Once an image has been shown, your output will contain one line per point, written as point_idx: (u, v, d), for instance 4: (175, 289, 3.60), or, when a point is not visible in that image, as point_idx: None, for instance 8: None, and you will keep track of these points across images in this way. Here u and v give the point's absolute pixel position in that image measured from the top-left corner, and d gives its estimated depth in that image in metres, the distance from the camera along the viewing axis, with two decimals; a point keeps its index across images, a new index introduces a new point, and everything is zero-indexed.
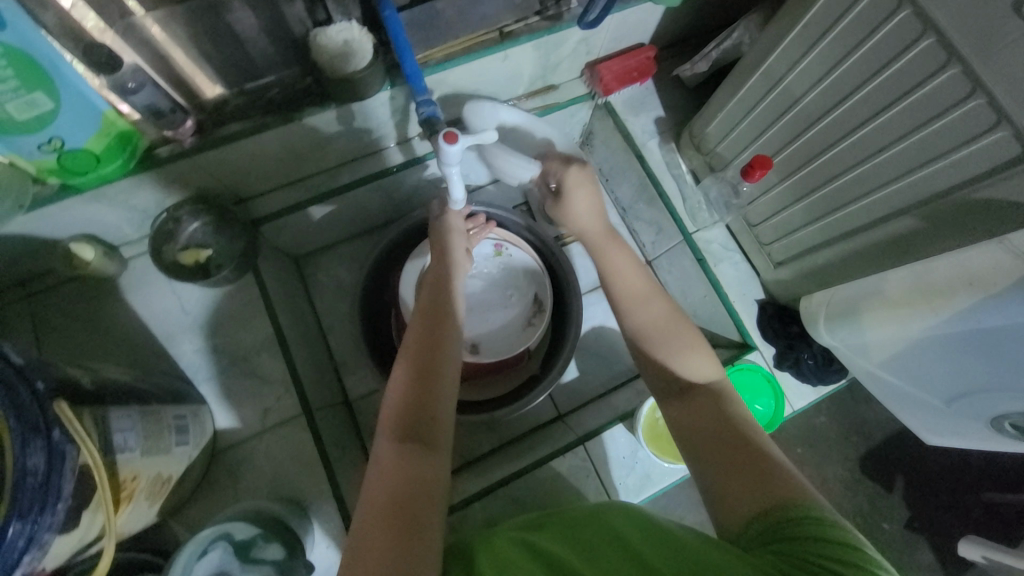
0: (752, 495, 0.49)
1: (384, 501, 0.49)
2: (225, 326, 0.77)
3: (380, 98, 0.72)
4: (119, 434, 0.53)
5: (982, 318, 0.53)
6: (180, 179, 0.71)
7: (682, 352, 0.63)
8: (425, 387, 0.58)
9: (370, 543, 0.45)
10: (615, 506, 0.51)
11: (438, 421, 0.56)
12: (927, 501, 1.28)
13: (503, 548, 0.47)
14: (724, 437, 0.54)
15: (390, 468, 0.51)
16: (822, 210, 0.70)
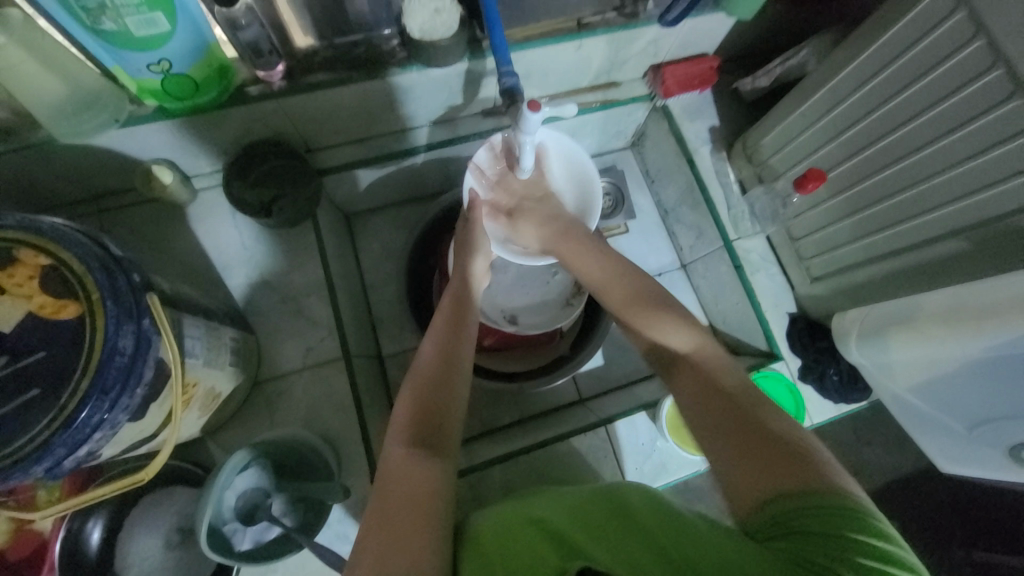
0: (764, 480, 0.47)
1: (395, 501, 0.51)
2: (279, 265, 0.80)
3: (458, 67, 0.75)
4: (189, 339, 0.56)
5: (1023, 342, 0.56)
6: (261, 120, 0.74)
7: (666, 323, 0.64)
8: (437, 399, 0.61)
9: (379, 543, 0.48)
10: (632, 488, 0.52)
11: (448, 427, 0.60)
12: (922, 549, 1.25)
13: (517, 529, 0.51)
14: (721, 422, 0.53)
15: (402, 471, 0.54)
16: (869, 228, 0.72)
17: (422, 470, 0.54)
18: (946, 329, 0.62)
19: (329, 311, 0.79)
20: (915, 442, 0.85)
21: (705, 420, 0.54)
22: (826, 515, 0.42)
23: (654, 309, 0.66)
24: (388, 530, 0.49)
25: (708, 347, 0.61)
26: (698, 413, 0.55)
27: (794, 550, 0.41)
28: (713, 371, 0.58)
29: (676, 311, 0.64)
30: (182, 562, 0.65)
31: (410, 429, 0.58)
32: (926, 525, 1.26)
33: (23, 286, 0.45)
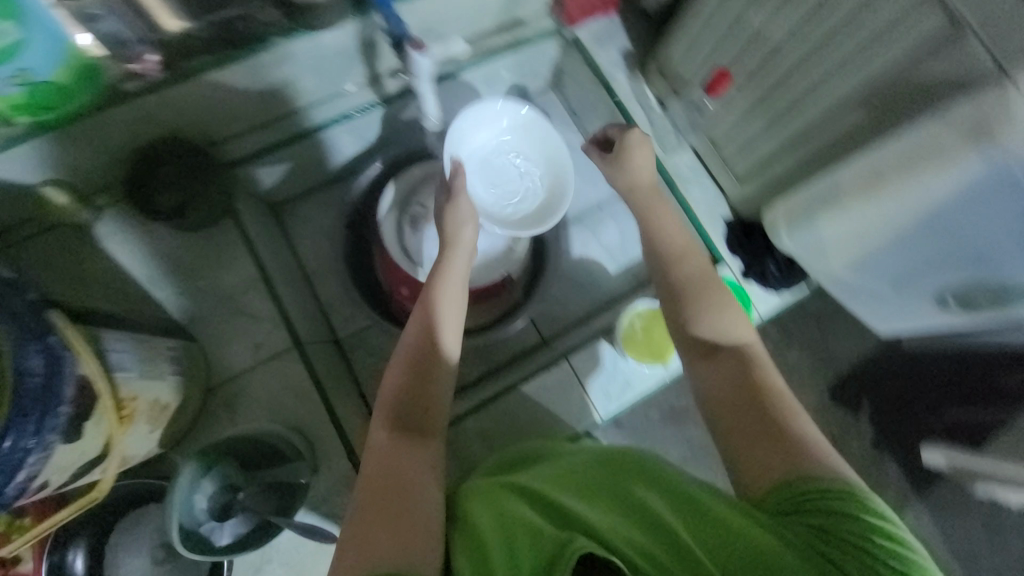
0: (775, 462, 0.56)
1: (380, 485, 0.55)
2: (209, 267, 0.77)
3: (346, 29, 0.72)
4: (115, 353, 0.54)
5: (931, 190, 0.59)
6: (149, 118, 0.71)
7: (730, 317, 0.68)
8: (421, 386, 0.64)
9: (365, 524, 0.51)
10: (633, 461, 0.60)
11: (432, 412, 0.64)
12: (891, 419, 1.36)
13: (512, 505, 0.54)
14: (756, 423, 0.59)
15: (386, 455, 0.58)
16: (778, 117, 0.74)
17: (405, 454, 0.59)
18: (869, 199, 0.64)
19: (272, 304, 0.77)
20: (851, 311, 0.91)
21: (726, 407, 0.62)
22: (827, 499, 0.51)
23: (682, 298, 0.71)
24: (373, 514, 0.52)
25: (756, 349, 0.66)
26: (723, 402, 0.62)
27: (817, 527, 0.50)
28: (754, 368, 0.63)
29: (724, 296, 0.69)
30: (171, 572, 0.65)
31: (393, 415, 0.62)
32: (892, 397, 1.36)
33: None
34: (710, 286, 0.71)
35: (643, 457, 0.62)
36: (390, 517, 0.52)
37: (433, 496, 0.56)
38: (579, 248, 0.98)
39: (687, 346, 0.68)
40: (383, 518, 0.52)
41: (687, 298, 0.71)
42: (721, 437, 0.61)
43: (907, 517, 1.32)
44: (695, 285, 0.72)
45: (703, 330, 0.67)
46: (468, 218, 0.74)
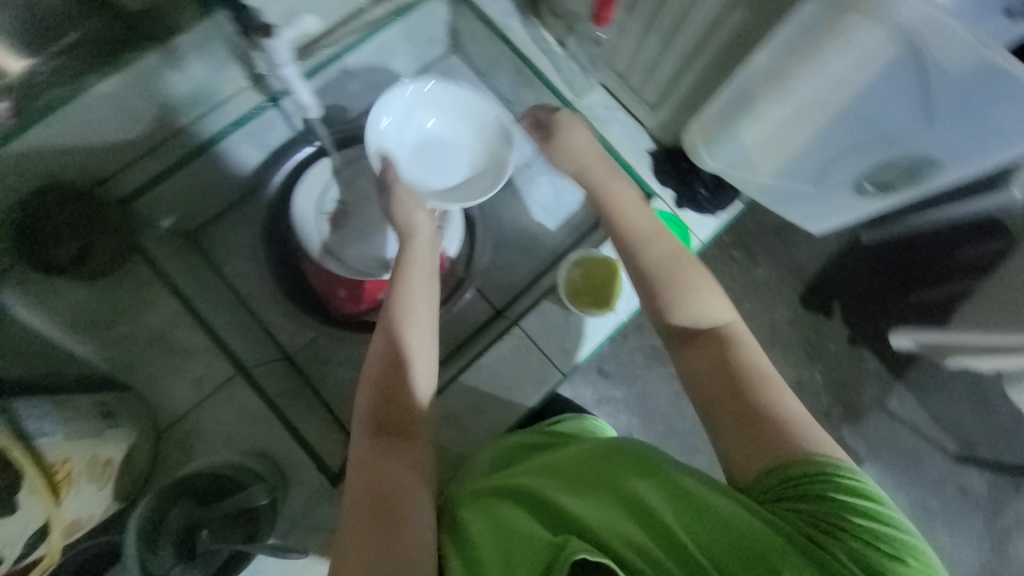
0: (761, 441, 0.54)
1: (367, 499, 0.55)
2: (130, 312, 0.74)
3: (205, 29, 0.67)
4: (30, 420, 0.52)
5: (833, 67, 0.58)
6: (13, 169, 0.64)
7: (709, 298, 0.65)
8: (396, 399, 0.64)
9: (354, 540, 0.52)
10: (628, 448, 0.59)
11: (413, 417, 0.64)
12: (864, 315, 1.38)
13: (510, 512, 0.55)
14: (733, 392, 0.58)
15: (370, 467, 0.58)
16: (671, 33, 0.71)
17: (391, 465, 0.58)
18: (776, 93, 0.64)
19: (202, 335, 0.74)
20: (781, 215, 0.94)
21: (714, 389, 0.59)
22: (817, 487, 0.50)
23: (660, 277, 0.67)
24: (364, 532, 0.52)
25: (738, 328, 0.64)
26: (708, 376, 0.60)
27: (801, 514, 0.49)
28: (737, 347, 0.61)
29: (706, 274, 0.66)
30: None
31: (377, 422, 0.62)
32: (859, 293, 1.38)
33: None
34: (685, 267, 0.67)
35: (641, 442, 0.60)
36: (377, 534, 0.52)
37: (425, 512, 0.55)
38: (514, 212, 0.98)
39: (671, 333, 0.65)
40: (373, 535, 0.51)
41: (664, 281, 0.66)
42: (707, 411, 0.59)
43: (894, 403, 1.36)
44: (666, 264, 0.68)
45: (696, 312, 0.64)
46: (416, 208, 0.80)
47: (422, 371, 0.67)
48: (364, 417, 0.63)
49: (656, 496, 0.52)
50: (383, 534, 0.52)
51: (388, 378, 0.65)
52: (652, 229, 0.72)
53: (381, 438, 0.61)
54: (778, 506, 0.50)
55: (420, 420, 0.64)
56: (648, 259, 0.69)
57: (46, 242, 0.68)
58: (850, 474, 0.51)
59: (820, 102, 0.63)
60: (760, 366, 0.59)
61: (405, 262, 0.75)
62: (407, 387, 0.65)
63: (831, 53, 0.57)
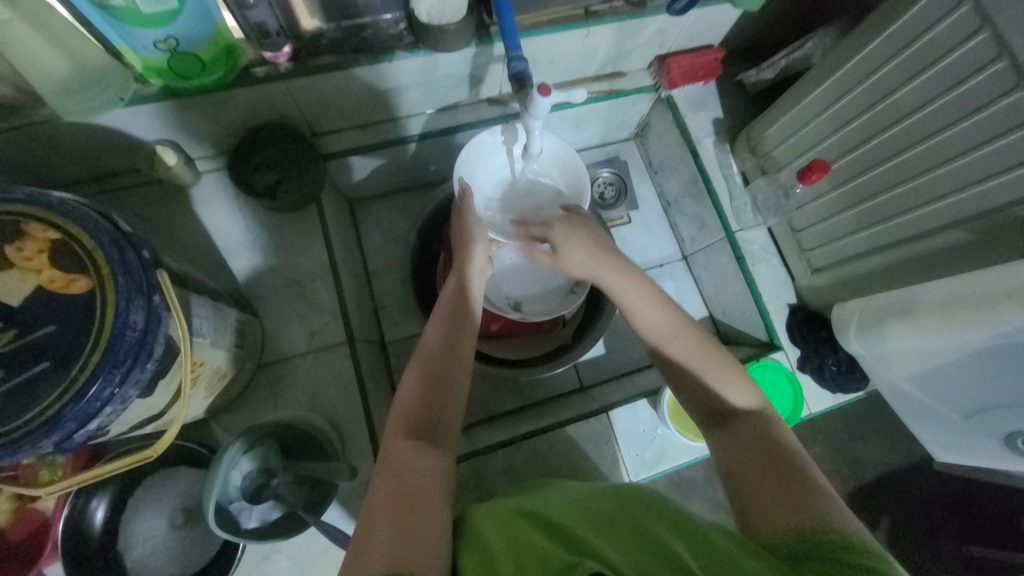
0: (793, 514, 0.47)
1: (393, 490, 0.49)
2: (282, 249, 0.80)
3: (465, 52, 0.74)
4: (196, 318, 0.56)
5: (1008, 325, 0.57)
6: (267, 102, 0.73)
7: (730, 386, 0.60)
8: (434, 393, 0.59)
9: (376, 530, 0.45)
10: (647, 501, 0.53)
11: (450, 425, 0.58)
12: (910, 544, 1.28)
13: (523, 534, 0.48)
14: (774, 475, 0.51)
15: (403, 462, 0.51)
16: (873, 218, 0.72)
17: (417, 460, 0.52)
18: (942, 319, 0.63)
19: (333, 296, 0.79)
20: (911, 430, 0.87)
21: (754, 482, 0.52)
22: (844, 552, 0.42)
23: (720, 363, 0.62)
24: (383, 521, 0.46)
25: (763, 416, 0.58)
26: (745, 461, 0.54)
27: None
28: (764, 435, 0.56)
29: (737, 363, 0.62)
30: (186, 542, 0.65)
31: (411, 421, 0.57)
32: (910, 520, 1.29)
33: (33, 260, 0.44)
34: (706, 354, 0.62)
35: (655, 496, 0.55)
36: (397, 527, 0.45)
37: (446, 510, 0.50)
38: None
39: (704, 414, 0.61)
40: (392, 523, 0.45)
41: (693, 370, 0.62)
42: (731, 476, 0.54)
43: None
44: (659, 338, 0.64)
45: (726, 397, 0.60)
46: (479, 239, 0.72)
47: (464, 377, 0.62)
48: (398, 412, 0.57)
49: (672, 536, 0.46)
50: (411, 525, 0.45)
51: (433, 377, 0.60)
52: (672, 328, 0.64)
53: (414, 439, 0.55)
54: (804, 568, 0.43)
55: (452, 427, 0.58)
56: (716, 366, 0.62)
57: (258, 187, 0.77)
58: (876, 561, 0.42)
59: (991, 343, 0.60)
60: (803, 464, 0.52)
61: (467, 264, 0.70)
62: (451, 396, 0.59)
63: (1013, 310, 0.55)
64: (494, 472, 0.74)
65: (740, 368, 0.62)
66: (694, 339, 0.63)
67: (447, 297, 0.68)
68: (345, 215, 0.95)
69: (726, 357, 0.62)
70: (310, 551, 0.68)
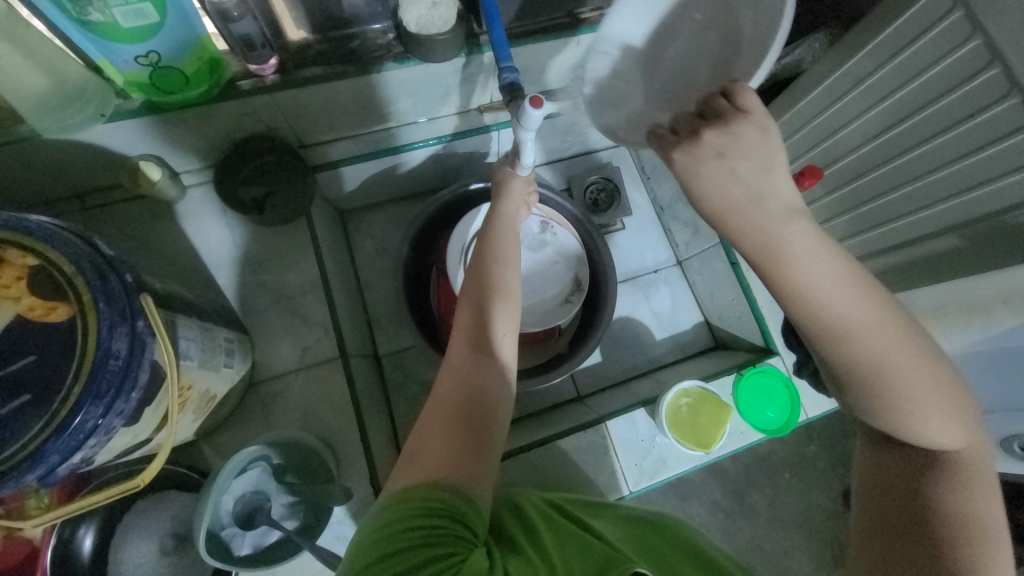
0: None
1: (451, 405, 0.51)
2: (272, 264, 0.79)
3: (454, 62, 0.73)
4: (183, 341, 0.54)
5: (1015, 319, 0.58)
6: (253, 115, 0.72)
7: (933, 410, 0.47)
8: (488, 318, 0.57)
9: (432, 439, 0.49)
10: (674, 533, 0.55)
11: (506, 339, 0.57)
12: None
13: (566, 538, 0.49)
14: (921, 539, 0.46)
15: (459, 377, 0.53)
16: (867, 224, 0.72)
17: (477, 375, 0.53)
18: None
19: (325, 311, 0.78)
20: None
21: (892, 523, 0.48)
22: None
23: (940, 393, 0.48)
24: (442, 433, 0.50)
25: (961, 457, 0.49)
26: (894, 484, 0.51)
27: None
28: (949, 483, 0.48)
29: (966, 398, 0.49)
30: (178, 567, 0.64)
31: (472, 333, 0.56)
32: None
33: (11, 288, 0.43)
34: (942, 386, 0.48)
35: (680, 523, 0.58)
36: (453, 442, 0.49)
37: (504, 422, 0.53)
38: (627, 308, 1.00)
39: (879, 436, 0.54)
40: (446, 439, 0.49)
41: (891, 381, 0.47)
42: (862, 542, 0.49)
43: None
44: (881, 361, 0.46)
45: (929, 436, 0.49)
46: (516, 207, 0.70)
47: (513, 317, 0.58)
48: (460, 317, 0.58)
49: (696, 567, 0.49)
50: (463, 445, 0.49)
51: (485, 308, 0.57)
52: (908, 357, 0.46)
53: (474, 350, 0.55)
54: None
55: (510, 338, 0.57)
56: (926, 393, 0.48)
57: (246, 200, 0.76)
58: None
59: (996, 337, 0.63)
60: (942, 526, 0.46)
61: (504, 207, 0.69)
62: (506, 313, 0.58)
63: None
64: None
65: (964, 403, 0.49)
66: (911, 351, 0.46)
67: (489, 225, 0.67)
68: (336, 227, 0.93)
69: (958, 390, 0.49)
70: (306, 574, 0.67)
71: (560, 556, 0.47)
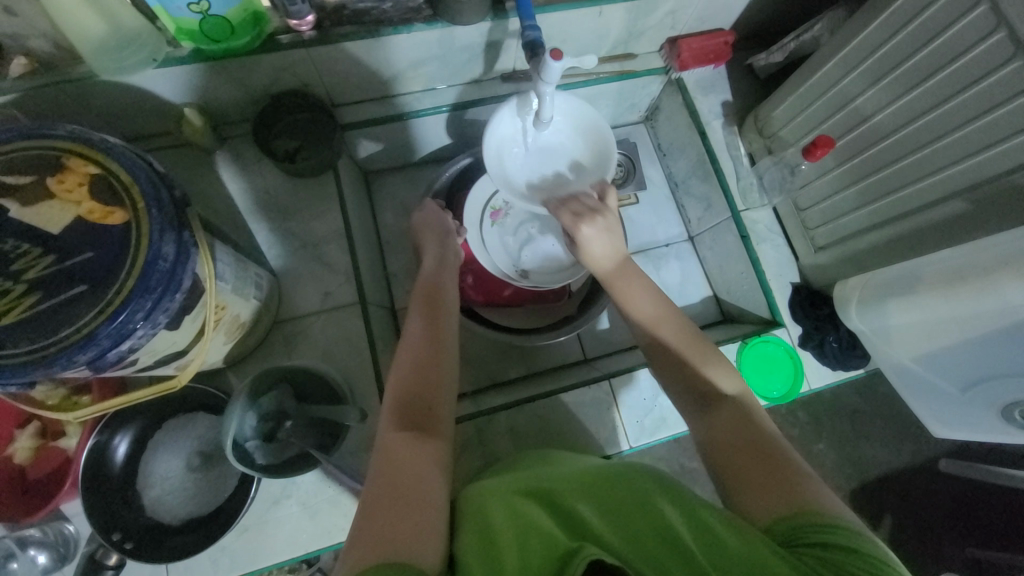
0: (778, 497, 0.48)
1: (395, 477, 0.48)
2: (299, 213, 0.83)
3: (481, 26, 0.77)
4: (220, 263, 0.59)
5: (1006, 295, 0.57)
6: (290, 70, 0.76)
7: (715, 371, 0.62)
8: (426, 376, 0.59)
9: (377, 516, 0.44)
10: (644, 476, 0.51)
11: (438, 408, 0.58)
12: (910, 542, 1.28)
13: (532, 509, 0.48)
14: (757, 458, 0.52)
15: (399, 453, 0.51)
16: (874, 194, 0.74)
17: (413, 445, 0.52)
18: (943, 293, 0.63)
19: (347, 260, 0.82)
20: (909, 406, 0.88)
21: (741, 473, 0.52)
22: (828, 532, 0.44)
23: (704, 353, 0.63)
24: (387, 504, 0.45)
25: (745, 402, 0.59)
26: (725, 455, 0.54)
27: (806, 556, 0.42)
28: (751, 423, 0.56)
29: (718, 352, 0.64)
30: (202, 483, 0.69)
31: (399, 406, 0.56)
32: (913, 519, 1.29)
33: (74, 193, 0.47)
34: (693, 347, 0.63)
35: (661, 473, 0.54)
36: (400, 511, 0.45)
37: (439, 485, 0.50)
38: None
39: (691, 399, 0.61)
40: (381, 507, 0.45)
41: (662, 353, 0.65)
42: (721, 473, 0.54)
43: None
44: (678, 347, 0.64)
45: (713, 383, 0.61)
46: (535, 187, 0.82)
47: (449, 369, 0.62)
48: (393, 398, 0.57)
49: (674, 521, 0.45)
50: (406, 510, 0.45)
51: (432, 340, 0.63)
52: (658, 320, 0.66)
53: (404, 427, 0.54)
54: (800, 552, 0.43)
55: (442, 411, 0.57)
56: (694, 352, 0.63)
57: (280, 155, 0.81)
58: (852, 536, 0.44)
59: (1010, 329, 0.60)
60: (779, 444, 0.54)
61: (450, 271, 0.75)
62: (435, 380, 0.60)
63: (1007, 284, 0.57)
64: (497, 433, 0.77)
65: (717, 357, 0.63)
66: (683, 336, 0.64)
67: (425, 290, 0.71)
68: (360, 187, 0.98)
69: (703, 350, 0.64)
70: (316, 501, 0.71)
71: (520, 548, 0.43)
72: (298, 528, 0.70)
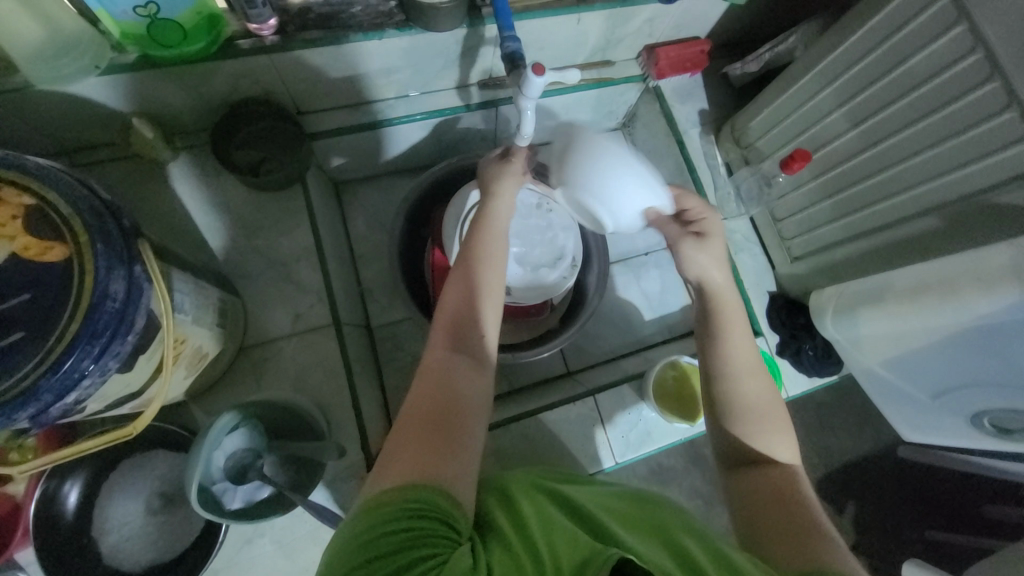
0: (795, 547, 0.48)
1: (435, 400, 0.50)
2: (265, 230, 0.78)
3: (456, 33, 0.73)
4: (178, 294, 0.54)
5: (975, 309, 0.59)
6: (252, 77, 0.71)
7: (775, 436, 0.60)
8: (475, 312, 0.57)
9: (408, 442, 0.47)
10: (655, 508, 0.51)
11: (489, 340, 0.57)
12: (874, 529, 1.34)
13: (549, 516, 0.47)
14: (790, 521, 0.52)
15: (439, 376, 0.52)
16: (848, 208, 0.75)
17: (457, 372, 0.53)
18: (912, 305, 0.65)
19: (319, 278, 0.78)
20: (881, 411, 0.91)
21: (768, 526, 0.53)
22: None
23: (773, 421, 0.61)
24: (422, 429, 0.48)
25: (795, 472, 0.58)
26: (758, 517, 0.54)
27: None
28: (790, 491, 0.55)
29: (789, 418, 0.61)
30: (164, 527, 0.64)
31: (451, 331, 0.56)
32: (875, 506, 1.35)
33: (6, 226, 0.42)
34: (769, 411, 0.61)
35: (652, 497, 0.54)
36: (434, 436, 0.47)
37: (481, 426, 0.52)
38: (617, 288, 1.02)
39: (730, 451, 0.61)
40: (423, 442, 0.47)
41: (732, 412, 0.61)
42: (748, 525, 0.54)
43: None
44: (754, 401, 0.61)
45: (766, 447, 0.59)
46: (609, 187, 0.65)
47: (497, 312, 0.59)
48: (443, 322, 0.57)
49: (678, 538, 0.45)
50: (440, 441, 0.47)
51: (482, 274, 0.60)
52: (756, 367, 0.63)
53: (456, 355, 0.54)
54: None
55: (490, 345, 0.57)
56: (770, 416, 0.61)
57: (242, 169, 0.75)
58: None
59: (983, 339, 0.61)
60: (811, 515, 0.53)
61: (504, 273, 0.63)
62: (488, 318, 0.58)
63: (973, 295, 0.58)
64: (482, 455, 0.74)
65: (786, 424, 0.61)
66: (753, 377, 0.62)
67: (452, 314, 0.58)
68: (331, 198, 0.94)
69: (780, 414, 0.61)
70: (292, 537, 0.67)
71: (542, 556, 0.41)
72: (274, 567, 0.66)
